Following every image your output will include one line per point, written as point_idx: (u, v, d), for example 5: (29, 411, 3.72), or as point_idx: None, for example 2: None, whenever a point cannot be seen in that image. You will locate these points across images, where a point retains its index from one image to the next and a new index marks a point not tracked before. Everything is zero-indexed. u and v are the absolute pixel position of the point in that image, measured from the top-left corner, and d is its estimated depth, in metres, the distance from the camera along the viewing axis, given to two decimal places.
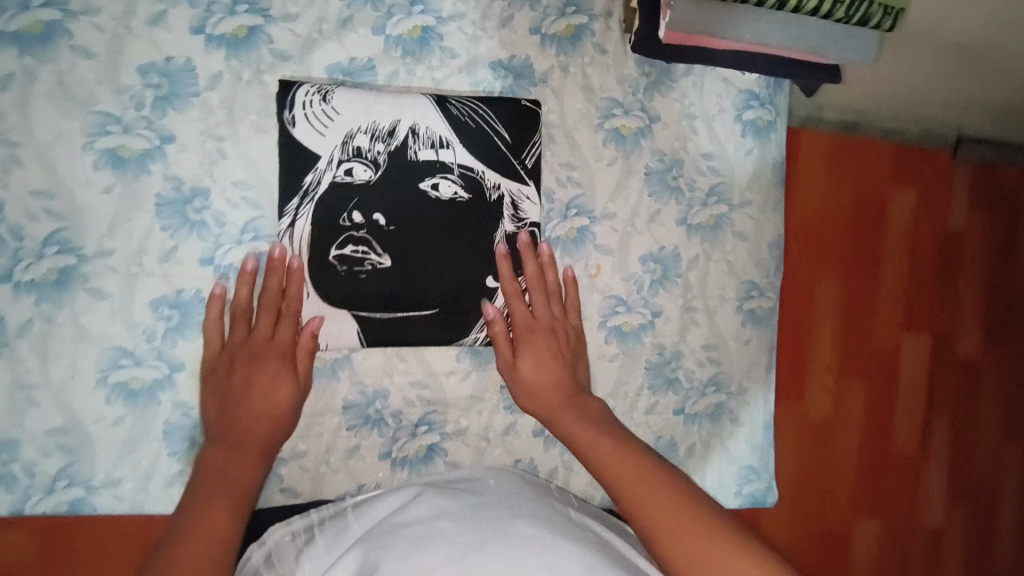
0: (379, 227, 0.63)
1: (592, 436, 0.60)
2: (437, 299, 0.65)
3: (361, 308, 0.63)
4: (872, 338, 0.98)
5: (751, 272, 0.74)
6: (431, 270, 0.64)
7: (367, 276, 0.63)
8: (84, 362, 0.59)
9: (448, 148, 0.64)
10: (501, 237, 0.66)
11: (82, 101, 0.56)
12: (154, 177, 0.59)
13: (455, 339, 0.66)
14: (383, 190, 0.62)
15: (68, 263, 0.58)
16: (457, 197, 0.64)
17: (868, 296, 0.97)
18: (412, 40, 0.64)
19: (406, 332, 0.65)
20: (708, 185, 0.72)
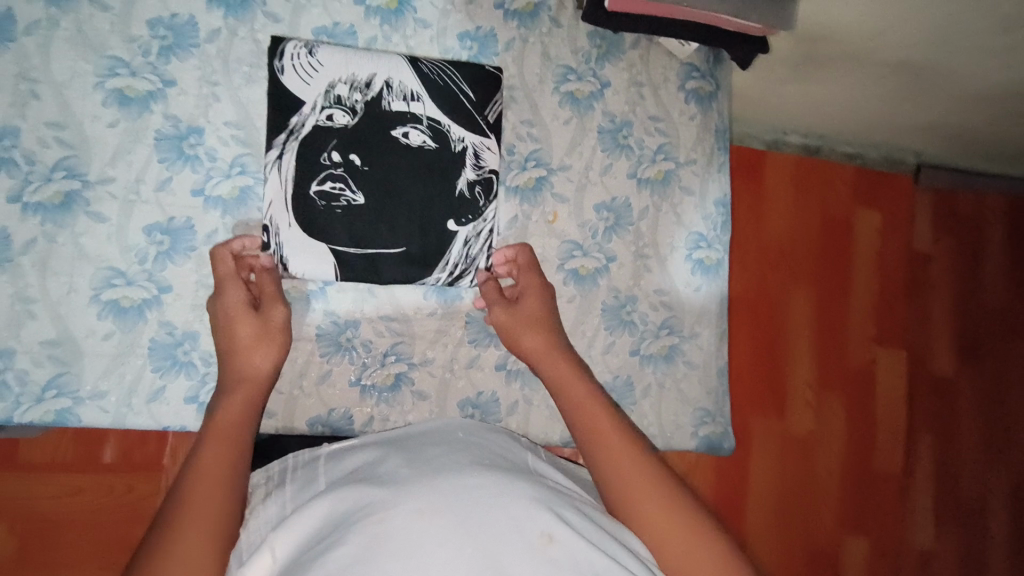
0: (355, 167, 0.69)
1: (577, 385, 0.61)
2: (404, 238, 0.70)
3: (334, 241, 0.69)
4: (846, 349, 1.22)
5: (698, 225, 0.81)
6: (401, 210, 0.70)
7: (341, 212, 0.69)
8: (80, 279, 0.64)
9: (418, 102, 0.71)
10: (465, 185, 0.72)
11: (97, 47, 0.65)
12: (156, 115, 0.67)
13: (417, 279, 0.71)
14: (359, 135, 0.70)
15: (73, 187, 0.65)
16: (425, 146, 0.71)
17: (840, 313, 1.22)
18: (389, 11, 0.74)
19: (375, 266, 0.70)
20: (656, 144, 0.80)
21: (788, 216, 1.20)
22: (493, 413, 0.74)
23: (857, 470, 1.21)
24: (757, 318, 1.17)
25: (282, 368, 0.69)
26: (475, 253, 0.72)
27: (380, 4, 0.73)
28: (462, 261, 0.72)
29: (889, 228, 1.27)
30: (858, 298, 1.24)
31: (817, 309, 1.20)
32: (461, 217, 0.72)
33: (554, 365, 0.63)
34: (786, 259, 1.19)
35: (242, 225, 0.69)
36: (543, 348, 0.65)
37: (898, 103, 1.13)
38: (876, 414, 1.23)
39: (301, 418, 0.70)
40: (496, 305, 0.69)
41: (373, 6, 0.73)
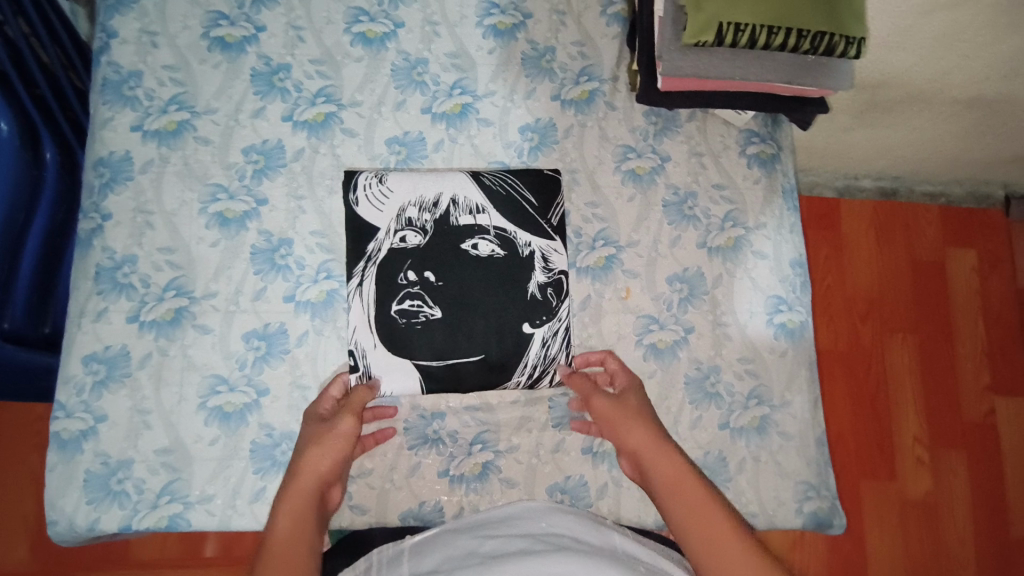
0: (430, 283, 0.73)
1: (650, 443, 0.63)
2: (482, 346, 0.73)
3: (418, 356, 0.72)
4: (957, 399, 1.23)
5: (777, 287, 0.79)
6: (477, 319, 0.73)
7: (421, 326, 0.72)
8: (189, 388, 0.69)
9: (484, 214, 0.76)
10: (536, 288, 0.75)
11: (201, 176, 0.73)
12: (251, 232, 0.73)
13: (499, 383, 0.73)
14: (431, 252, 0.74)
15: (182, 304, 0.71)
16: (494, 254, 0.75)
17: (946, 359, 1.25)
18: (454, 115, 0.79)
19: (456, 376, 0.72)
20: (723, 211, 0.80)
21: (872, 271, 1.26)
22: (583, 497, 0.73)
23: (987, 519, 1.20)
24: (854, 375, 1.22)
25: (373, 463, 0.71)
26: (554, 351, 0.74)
27: (445, 110, 0.79)
28: (540, 361, 0.74)
29: (987, 264, 1.29)
30: (963, 343, 1.26)
31: (915, 361, 1.24)
32: (536, 319, 0.74)
33: (653, 453, 0.62)
34: (874, 312, 1.24)
35: (331, 327, 0.73)
36: (649, 441, 0.63)
37: (975, 139, 1.11)
38: (1003, 457, 1.23)
39: (393, 512, 0.71)
40: (597, 397, 0.69)
41: (439, 112, 0.79)
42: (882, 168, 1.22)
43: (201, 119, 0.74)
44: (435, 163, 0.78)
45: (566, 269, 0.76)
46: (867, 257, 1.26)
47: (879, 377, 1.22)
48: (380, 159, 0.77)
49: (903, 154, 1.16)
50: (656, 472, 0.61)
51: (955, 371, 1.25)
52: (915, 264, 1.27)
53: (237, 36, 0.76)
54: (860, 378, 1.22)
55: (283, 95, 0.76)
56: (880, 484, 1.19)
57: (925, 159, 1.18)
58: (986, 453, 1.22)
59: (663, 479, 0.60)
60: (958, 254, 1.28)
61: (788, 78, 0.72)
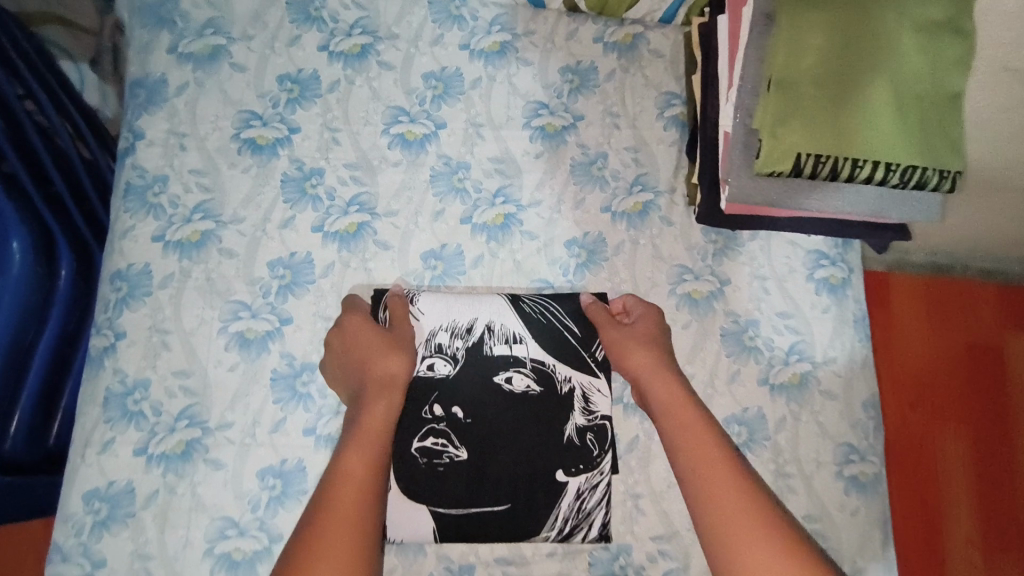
0: (458, 419, 0.67)
1: (667, 389, 0.59)
2: (510, 494, 0.66)
3: (437, 501, 0.66)
4: (1011, 504, 0.99)
5: (848, 434, 0.71)
6: (506, 463, 0.67)
7: (444, 469, 0.66)
8: (196, 531, 0.63)
9: (520, 343, 0.69)
10: (574, 431, 0.68)
11: (223, 293, 0.68)
12: (273, 354, 0.67)
13: (526, 536, 0.66)
14: (459, 384, 0.68)
15: (194, 436, 0.65)
16: (530, 390, 0.68)
17: (1005, 460, 0.99)
18: (496, 225, 0.73)
19: (476, 527, 0.66)
20: (788, 344, 0.72)
21: (922, 345, 1.02)
22: None
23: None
24: (908, 472, 0.96)
25: None
26: (588, 508, 0.67)
27: (486, 219, 0.73)
28: (573, 516, 0.66)
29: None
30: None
31: (972, 453, 0.97)
32: (570, 468, 0.67)
33: (681, 411, 0.57)
34: (927, 391, 0.99)
35: None
36: (673, 396, 0.58)
37: None
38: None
39: None
40: (609, 330, 0.66)
41: (479, 222, 0.73)
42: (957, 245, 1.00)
43: (227, 230, 0.69)
44: (474, 278, 0.72)
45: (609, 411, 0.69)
46: (920, 323, 1.03)
47: (937, 473, 0.96)
48: (413, 275, 0.71)
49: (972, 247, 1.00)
50: (670, 421, 0.57)
51: (1018, 464, 1.00)
52: (970, 340, 1.02)
53: (269, 137, 0.71)
54: (917, 474, 0.96)
55: (314, 203, 0.71)
56: None
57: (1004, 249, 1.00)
58: None
59: (668, 416, 0.57)
60: (1011, 338, 1.03)
61: (870, 211, 0.65)
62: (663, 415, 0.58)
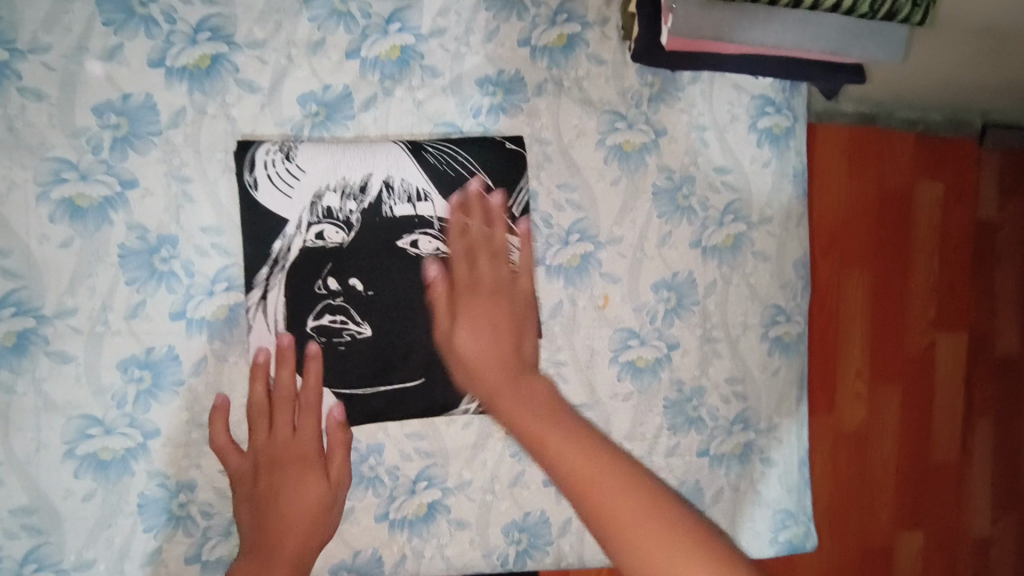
0: (357, 293, 0.58)
1: (474, 351, 0.56)
2: (423, 367, 0.59)
3: (341, 382, 0.58)
4: (903, 338, 0.89)
5: (778, 296, 0.67)
6: (418, 335, 0.59)
7: (345, 348, 0.58)
8: (48, 433, 0.54)
9: (426, 201, 0.59)
10: None
11: (37, 148, 0.53)
12: (117, 226, 0.54)
13: (444, 410, 0.60)
14: (357, 252, 0.58)
15: (26, 326, 0.53)
16: (440, 253, 0.59)
17: (895, 314, 0.88)
18: (391, 61, 0.59)
19: (388, 405, 0.59)
20: (724, 202, 0.66)
21: (845, 182, 0.84)
22: (543, 535, 0.64)
23: (913, 499, 0.91)
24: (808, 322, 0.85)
25: None
26: None
27: (379, 54, 0.59)
28: None
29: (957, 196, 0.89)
30: (915, 285, 0.88)
31: (873, 303, 0.87)
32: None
33: (508, 396, 0.53)
34: (838, 235, 0.85)
35: (237, 349, 0.57)
36: (487, 350, 0.56)
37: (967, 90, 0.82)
38: (931, 424, 0.91)
39: (324, 563, 0.60)
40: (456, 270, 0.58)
41: (370, 57, 0.59)
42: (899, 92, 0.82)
43: (28, 62, 0.52)
44: (367, 127, 0.59)
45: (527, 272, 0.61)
46: (838, 162, 0.84)
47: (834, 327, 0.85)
48: (291, 124, 0.58)
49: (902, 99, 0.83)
50: (504, 398, 0.53)
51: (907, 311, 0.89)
52: (887, 174, 0.85)
53: None
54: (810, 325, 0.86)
55: (147, 29, 0.54)
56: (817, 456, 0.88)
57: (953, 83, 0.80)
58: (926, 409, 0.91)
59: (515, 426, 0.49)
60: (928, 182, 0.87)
61: (831, 47, 0.56)
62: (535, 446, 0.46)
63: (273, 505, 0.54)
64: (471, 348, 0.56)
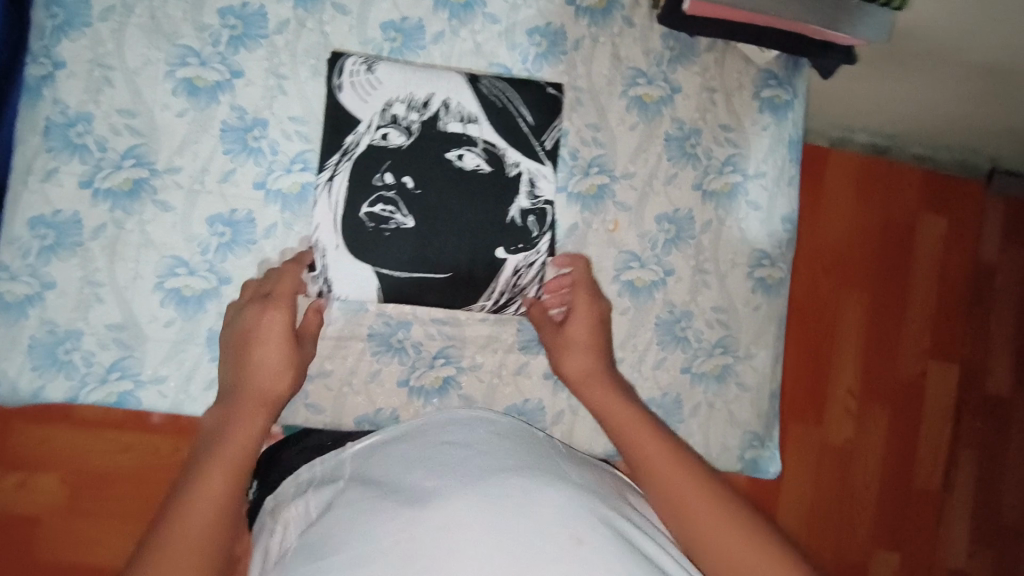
0: (407, 189, 0.69)
1: (573, 346, 0.66)
2: (452, 263, 0.70)
3: (381, 263, 0.69)
4: (893, 359, 1.03)
5: (764, 243, 0.77)
6: (451, 235, 0.70)
7: (390, 234, 0.69)
8: (146, 266, 0.66)
9: (475, 124, 0.71)
10: (517, 213, 0.71)
11: (170, 35, 0.66)
12: (223, 106, 0.67)
13: (463, 304, 0.71)
14: (413, 157, 0.69)
15: (141, 176, 0.66)
16: (480, 169, 0.70)
17: (886, 332, 1.02)
18: (459, 5, 0.72)
19: (418, 291, 0.70)
20: (725, 155, 0.76)
21: (843, 209, 0.99)
22: (538, 420, 0.74)
23: (892, 517, 1.05)
24: (803, 326, 0.99)
25: (333, 365, 0.70)
26: (524, 282, 0.71)
27: None
28: (508, 289, 0.71)
29: (955, 236, 1.04)
30: (909, 308, 1.03)
31: (867, 317, 1.01)
32: (509, 246, 0.71)
33: (597, 388, 0.62)
34: (835, 252, 0.99)
35: (302, 221, 0.68)
36: (587, 352, 0.65)
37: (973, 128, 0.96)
38: (917, 447, 1.05)
39: (351, 414, 0.70)
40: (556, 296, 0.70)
41: None
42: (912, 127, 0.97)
43: None
44: (433, 55, 0.71)
45: (549, 197, 0.72)
46: (840, 192, 0.99)
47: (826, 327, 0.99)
48: (372, 45, 0.70)
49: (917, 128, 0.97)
50: (595, 390, 0.63)
51: (899, 331, 1.03)
52: (888, 207, 1.00)
53: None
54: (803, 327, 0.99)
55: None
56: (798, 458, 1.01)
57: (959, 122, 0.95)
58: (909, 431, 1.04)
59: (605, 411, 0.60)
60: (928, 218, 1.02)
61: (826, 23, 0.68)
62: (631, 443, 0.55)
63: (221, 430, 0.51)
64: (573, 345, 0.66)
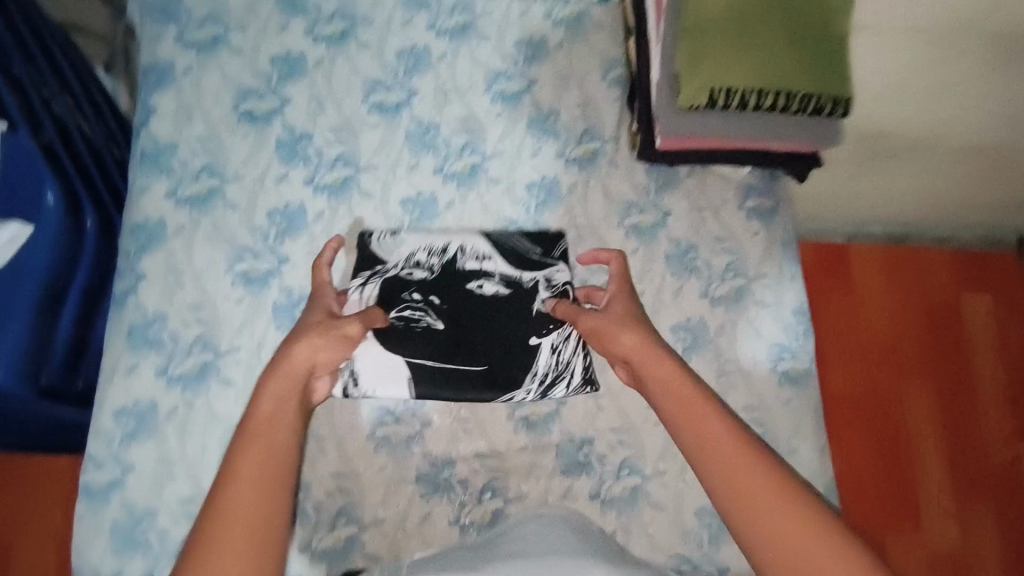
0: (435, 304, 0.76)
1: (632, 350, 0.65)
2: (484, 355, 0.75)
3: (414, 353, 0.74)
4: (979, 442, 1.18)
5: (780, 337, 0.81)
6: (479, 337, 0.76)
7: (420, 330, 0.75)
8: (212, 439, 0.73)
9: (490, 259, 0.79)
10: (542, 303, 0.77)
11: (228, 238, 0.78)
12: (274, 289, 0.77)
13: (501, 395, 0.74)
14: (439, 283, 0.77)
15: (207, 358, 0.75)
16: (499, 292, 0.78)
17: (964, 414, 1.19)
18: (464, 175, 0.84)
19: (457, 381, 0.74)
20: (724, 263, 0.83)
21: (885, 313, 1.23)
22: None
23: None
24: (874, 425, 1.17)
25: (386, 512, 0.73)
26: (566, 357, 0.75)
27: (456, 170, 0.84)
28: (551, 368, 0.75)
29: (1002, 311, 1.24)
30: (982, 389, 1.20)
31: (938, 403, 1.19)
32: (541, 329, 0.76)
33: (670, 393, 0.61)
34: (889, 348, 1.21)
35: None
36: (640, 347, 0.65)
37: (966, 213, 1.13)
38: None
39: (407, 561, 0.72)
40: (585, 315, 0.71)
41: (450, 172, 0.84)
42: (915, 218, 1.17)
43: (230, 186, 0.80)
44: (447, 220, 0.82)
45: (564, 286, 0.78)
46: (881, 297, 1.23)
47: (899, 417, 1.18)
48: (396, 219, 0.82)
49: (918, 216, 1.15)
50: (659, 394, 0.62)
51: (977, 411, 1.20)
52: (930, 301, 1.24)
53: (264, 108, 0.82)
54: (880, 421, 1.18)
55: (305, 162, 0.82)
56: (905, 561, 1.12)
57: (951, 213, 1.13)
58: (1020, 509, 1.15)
59: (677, 422, 0.60)
60: (972, 302, 1.24)
61: (782, 135, 0.77)
62: (716, 472, 0.55)
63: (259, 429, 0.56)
64: (626, 347, 0.66)
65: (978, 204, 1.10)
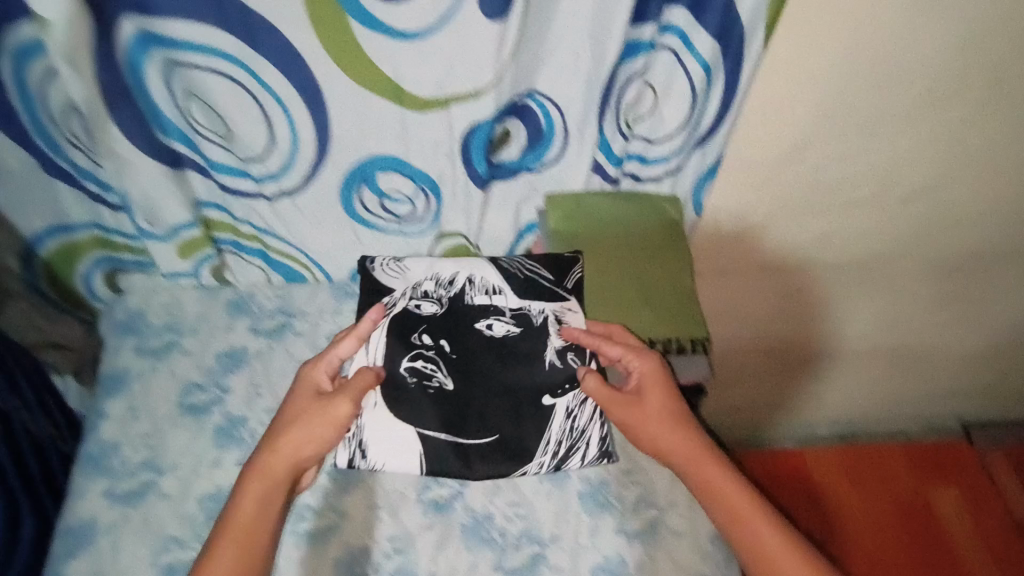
0: (445, 352, 0.87)
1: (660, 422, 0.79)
2: (494, 429, 0.85)
3: (427, 424, 0.84)
4: None
5: (700, 566, 0.81)
6: (481, 395, 0.86)
7: (432, 392, 0.85)
8: None
9: (500, 294, 0.91)
10: (554, 353, 0.87)
11: (158, 530, 0.80)
12: None
13: (516, 471, 0.83)
14: (455, 358, 0.87)
15: None
16: (507, 332, 0.89)
17: None
18: None
19: (468, 455, 0.83)
20: (635, 495, 0.86)
21: (851, 518, 1.50)
22: None
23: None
24: None
25: None
26: (580, 424, 0.85)
27: None
28: (565, 437, 0.85)
29: (964, 495, 1.53)
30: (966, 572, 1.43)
31: None
32: (557, 390, 0.86)
33: (699, 464, 0.76)
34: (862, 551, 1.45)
35: None
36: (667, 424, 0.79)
37: (889, 397, 1.48)
38: None
39: None
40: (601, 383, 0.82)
41: None
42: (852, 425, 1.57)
43: (165, 477, 0.84)
44: (370, 484, 0.85)
45: (583, 325, 0.88)
46: (840, 506, 1.52)
47: None
48: (322, 489, 0.84)
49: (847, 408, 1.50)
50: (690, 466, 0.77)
51: None
52: (890, 498, 1.52)
53: (205, 399, 0.90)
54: None
55: (239, 443, 0.86)
56: None
57: (886, 403, 1.50)
58: None
59: (708, 491, 0.75)
60: (941, 493, 1.53)
61: None
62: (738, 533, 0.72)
63: (261, 502, 0.72)
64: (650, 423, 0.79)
65: (895, 390, 1.46)
